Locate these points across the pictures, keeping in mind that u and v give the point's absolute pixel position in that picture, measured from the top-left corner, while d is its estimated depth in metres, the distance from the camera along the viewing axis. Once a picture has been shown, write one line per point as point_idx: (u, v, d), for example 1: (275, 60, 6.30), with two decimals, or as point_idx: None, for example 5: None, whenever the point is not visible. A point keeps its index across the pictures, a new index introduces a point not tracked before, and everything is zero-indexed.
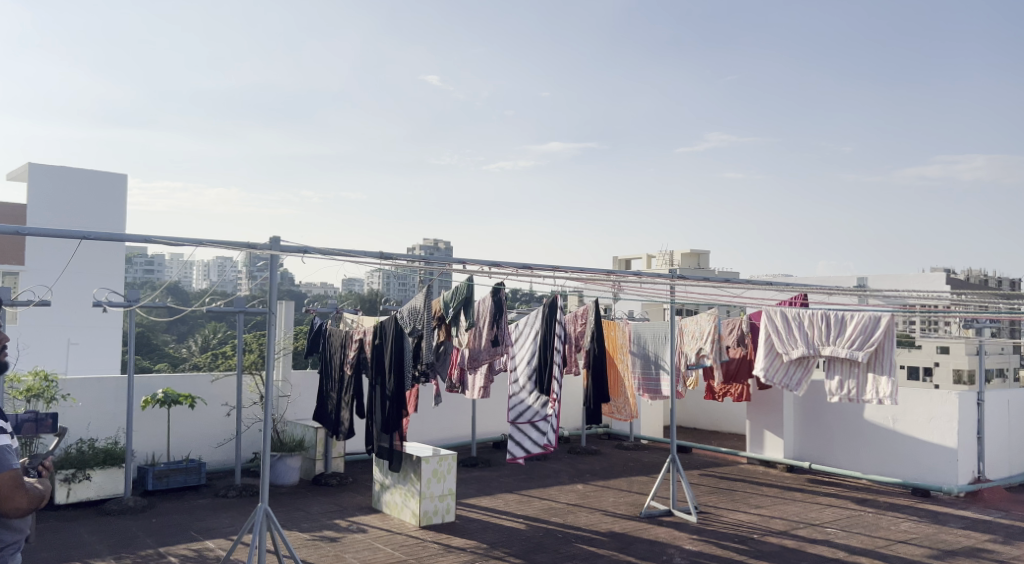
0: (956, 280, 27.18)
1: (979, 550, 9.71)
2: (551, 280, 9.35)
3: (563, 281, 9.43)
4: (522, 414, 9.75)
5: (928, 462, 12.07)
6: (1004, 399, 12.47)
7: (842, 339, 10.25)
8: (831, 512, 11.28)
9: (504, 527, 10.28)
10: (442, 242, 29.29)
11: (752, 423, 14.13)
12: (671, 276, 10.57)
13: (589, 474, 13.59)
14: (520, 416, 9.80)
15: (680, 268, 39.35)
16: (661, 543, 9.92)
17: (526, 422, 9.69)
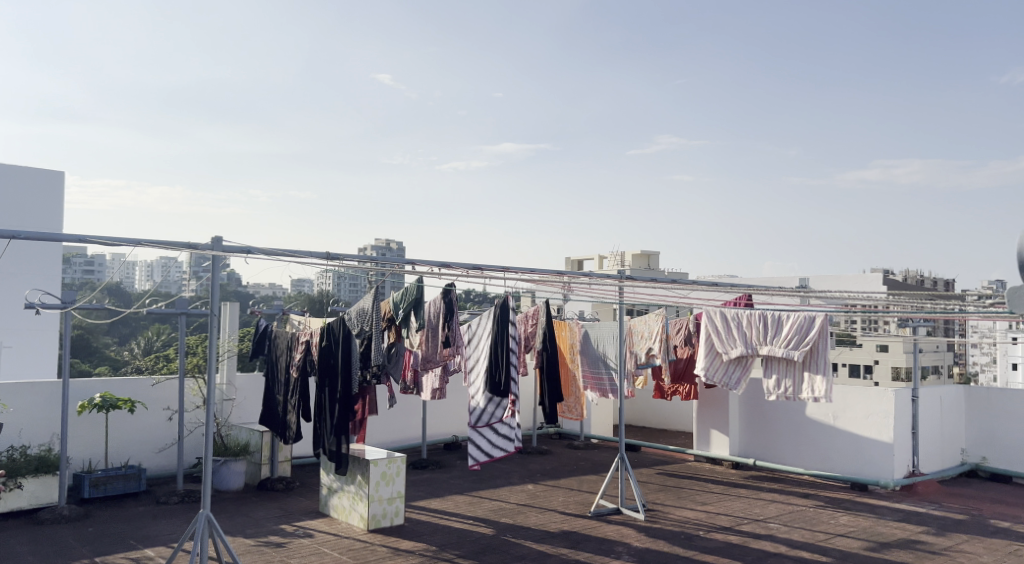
0: (896, 281, 27.98)
1: (913, 542, 10.02)
2: (502, 281, 9.37)
3: (514, 282, 9.46)
4: (482, 418, 9.74)
5: (865, 457, 12.41)
6: (937, 395, 12.88)
7: (779, 338, 10.50)
8: (775, 507, 11.52)
9: (454, 528, 10.28)
10: (392, 243, 29.19)
11: (698, 421, 14.34)
12: (620, 277, 10.67)
13: (539, 474, 13.67)
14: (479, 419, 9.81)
15: (629, 269, 39.79)
16: (609, 541, 10.03)
17: (484, 426, 9.73)
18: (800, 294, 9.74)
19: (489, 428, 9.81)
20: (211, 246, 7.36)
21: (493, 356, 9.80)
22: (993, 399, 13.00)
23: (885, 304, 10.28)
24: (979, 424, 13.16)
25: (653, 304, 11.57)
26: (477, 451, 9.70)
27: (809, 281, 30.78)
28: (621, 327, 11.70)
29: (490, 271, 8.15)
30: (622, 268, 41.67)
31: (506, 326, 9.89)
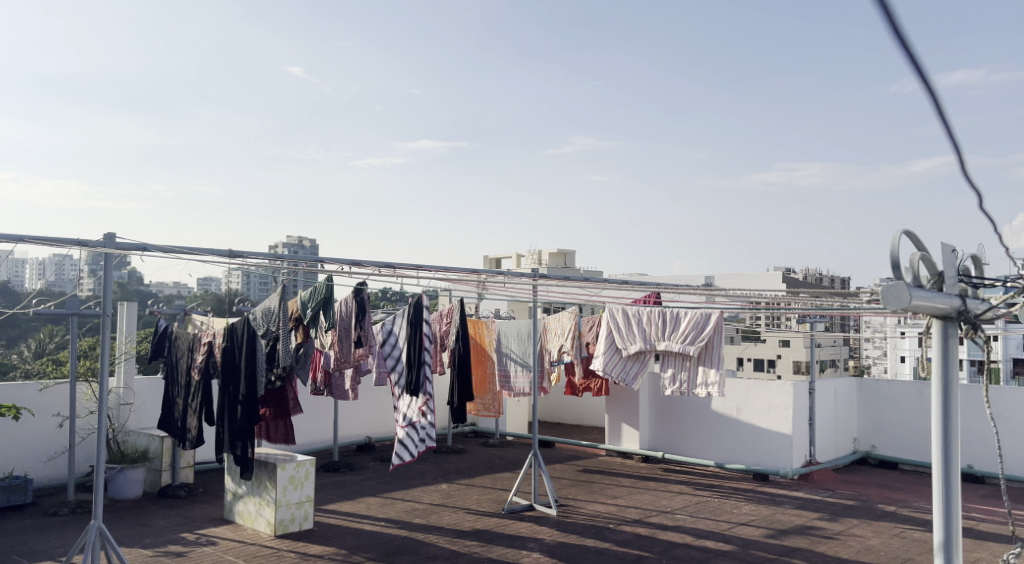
0: (797, 280, 29.03)
1: (808, 527, 10.45)
2: (416, 281, 9.35)
3: (428, 282, 9.44)
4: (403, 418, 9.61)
5: (766, 448, 12.88)
6: (832, 388, 13.46)
7: (677, 334, 10.84)
8: (681, 499, 11.83)
9: (365, 531, 10.18)
10: (304, 241, 28.78)
11: (610, 417, 14.57)
12: (533, 276, 10.76)
13: (453, 473, 13.67)
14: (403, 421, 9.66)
15: (543, 268, 40.19)
16: (521, 538, 10.10)
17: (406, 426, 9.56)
18: (703, 290, 10.02)
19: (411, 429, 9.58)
20: (103, 243, 7.10)
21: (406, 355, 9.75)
22: (882, 391, 13.66)
23: (784, 300, 10.68)
24: (870, 415, 13.80)
25: (569, 303, 11.59)
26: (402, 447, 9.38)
27: (716, 279, 31.79)
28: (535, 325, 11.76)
29: (405, 269, 8.09)
30: (538, 267, 42.02)
31: (420, 322, 9.90)
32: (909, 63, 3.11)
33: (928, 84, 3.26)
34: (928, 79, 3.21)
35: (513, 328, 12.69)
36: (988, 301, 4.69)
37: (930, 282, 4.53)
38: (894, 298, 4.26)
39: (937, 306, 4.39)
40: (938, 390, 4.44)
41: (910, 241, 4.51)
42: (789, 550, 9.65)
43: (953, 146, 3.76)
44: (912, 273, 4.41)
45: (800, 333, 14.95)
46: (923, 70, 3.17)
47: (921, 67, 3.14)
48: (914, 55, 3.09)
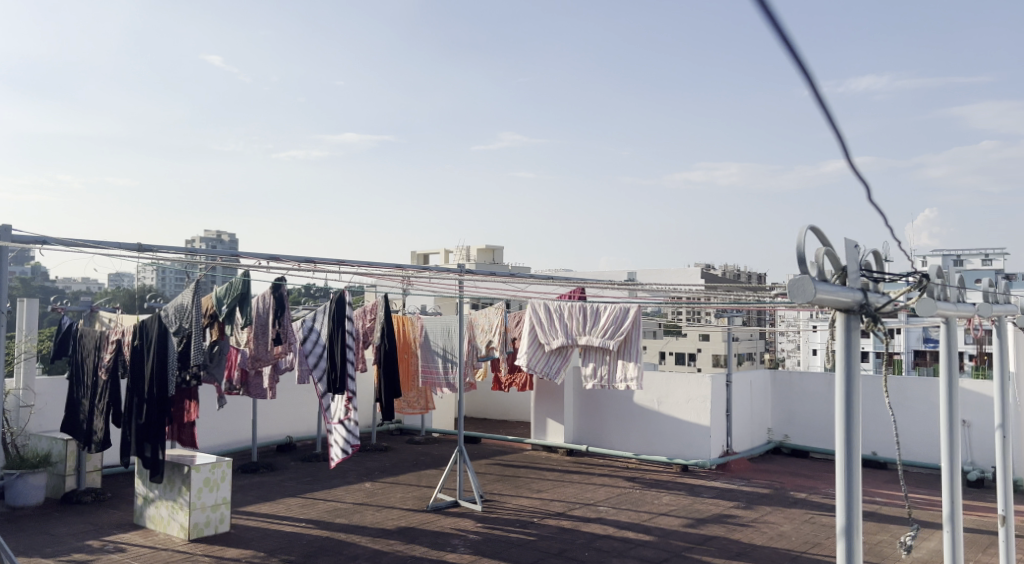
0: (716, 276, 29.67)
1: (725, 516, 10.69)
2: (340, 278, 9.19)
3: (352, 279, 9.28)
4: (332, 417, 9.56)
5: (685, 439, 13.13)
6: (748, 380, 13.81)
7: (597, 328, 10.94)
8: (604, 491, 11.96)
9: (285, 532, 9.97)
10: (223, 235, 28.11)
11: (536, 412, 14.61)
12: (459, 271, 10.71)
13: (377, 471, 13.52)
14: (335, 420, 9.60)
15: (470, 264, 40.18)
16: (444, 535, 10.04)
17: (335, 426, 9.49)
18: (624, 285, 10.12)
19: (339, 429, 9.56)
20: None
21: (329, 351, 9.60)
22: (794, 382, 14.08)
23: (704, 295, 10.87)
24: (783, 405, 14.21)
25: (495, 299, 11.56)
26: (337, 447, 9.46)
27: (638, 274, 32.40)
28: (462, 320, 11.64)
29: (325, 265, 7.93)
30: (466, 263, 41.97)
31: (343, 318, 9.69)
32: (796, 68, 3.16)
33: (815, 88, 3.32)
34: (818, 85, 3.28)
35: (441, 323, 12.70)
36: (888, 295, 4.86)
37: (835, 278, 4.65)
38: (800, 292, 4.37)
39: (841, 299, 4.53)
40: (840, 381, 4.58)
41: (815, 237, 4.63)
42: (706, 538, 9.86)
43: (840, 147, 3.84)
44: (817, 268, 4.53)
45: (719, 327, 15.28)
46: (809, 75, 3.22)
47: (811, 73, 3.22)
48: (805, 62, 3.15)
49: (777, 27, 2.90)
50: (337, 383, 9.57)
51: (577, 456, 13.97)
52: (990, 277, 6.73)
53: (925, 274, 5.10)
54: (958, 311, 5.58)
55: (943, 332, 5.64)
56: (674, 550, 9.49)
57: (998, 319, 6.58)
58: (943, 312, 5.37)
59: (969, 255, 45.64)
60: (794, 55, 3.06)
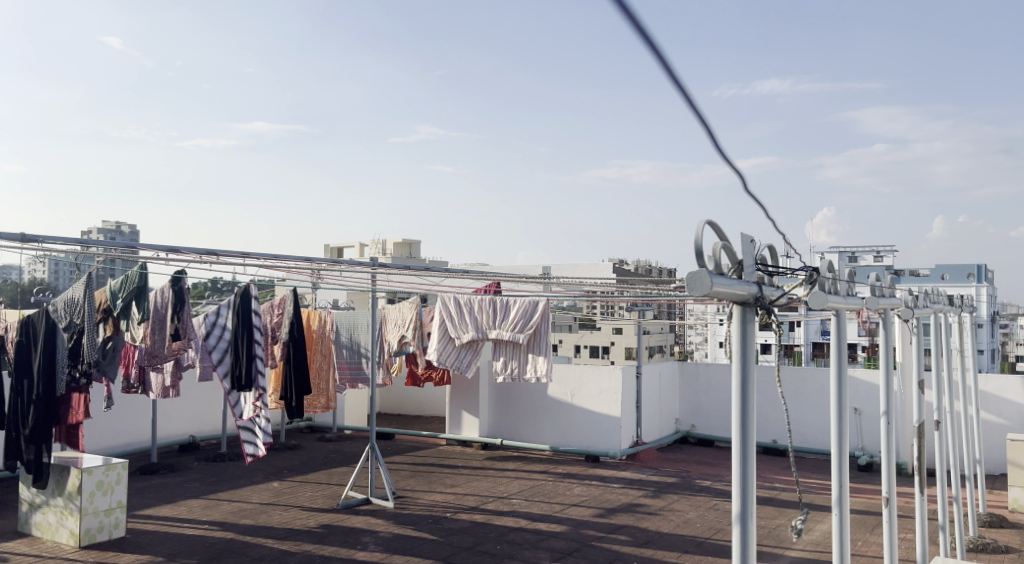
0: (627, 270, 30.05)
1: (634, 505, 10.84)
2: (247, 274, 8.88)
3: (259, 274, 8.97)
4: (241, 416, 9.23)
5: (597, 431, 13.26)
6: (657, 371, 14.04)
7: (507, 322, 10.95)
8: (517, 484, 11.96)
9: (187, 536, 9.60)
10: (124, 226, 27.03)
11: (451, 405, 14.44)
12: (372, 265, 10.46)
13: (286, 470, 13.19)
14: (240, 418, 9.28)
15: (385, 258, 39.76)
16: (354, 533, 9.85)
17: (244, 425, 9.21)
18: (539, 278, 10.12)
19: (246, 428, 9.32)
20: None
21: (237, 350, 9.23)
22: (701, 374, 14.38)
23: (616, 289, 10.95)
24: (691, 396, 14.51)
25: (409, 293, 11.34)
26: (247, 447, 9.20)
27: (552, 269, 32.64)
28: (374, 315, 11.41)
29: (227, 259, 7.66)
30: (381, 257, 41.51)
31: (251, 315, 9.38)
32: (673, 84, 3.13)
33: (692, 104, 3.31)
34: (693, 103, 3.28)
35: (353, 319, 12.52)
36: (782, 288, 4.96)
37: (731, 271, 4.72)
38: (697, 285, 4.41)
39: (737, 292, 4.59)
40: (738, 371, 4.62)
41: (713, 231, 4.66)
42: (616, 527, 9.96)
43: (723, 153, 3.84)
44: (714, 262, 4.58)
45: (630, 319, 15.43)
46: (683, 90, 3.20)
47: (685, 93, 3.20)
48: (680, 81, 3.14)
49: (653, 44, 2.86)
50: (243, 380, 9.18)
51: (491, 450, 13.98)
52: (877, 272, 6.99)
53: (815, 268, 5.27)
54: (847, 303, 5.76)
55: (832, 323, 5.80)
56: (585, 540, 9.55)
57: (884, 312, 6.84)
58: (833, 305, 5.53)
59: (862, 250, 47.66)
60: (667, 70, 3.02)
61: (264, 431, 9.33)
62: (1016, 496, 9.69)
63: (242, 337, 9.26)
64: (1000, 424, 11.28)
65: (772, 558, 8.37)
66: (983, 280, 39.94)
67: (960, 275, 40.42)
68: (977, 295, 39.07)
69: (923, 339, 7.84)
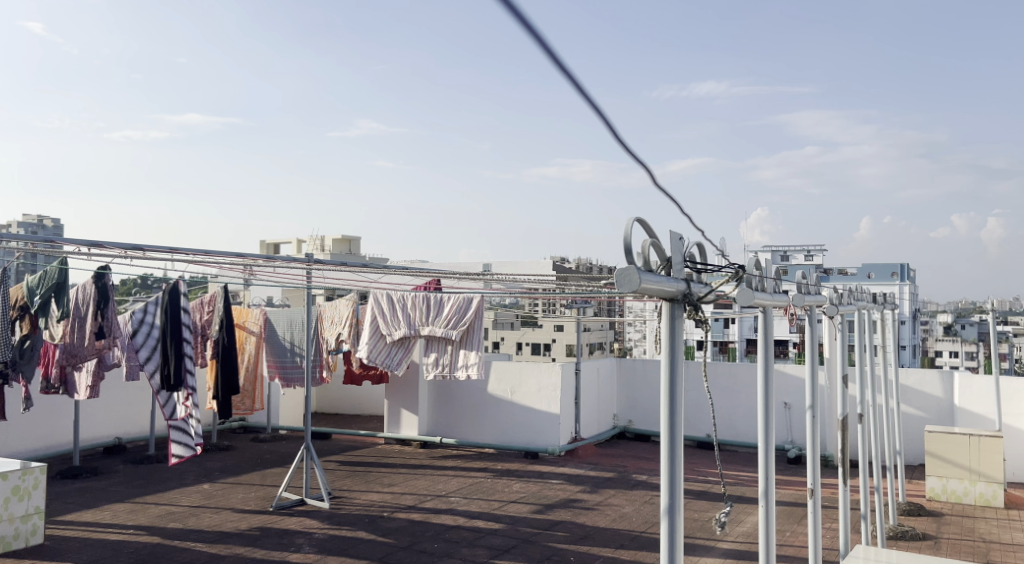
0: (567, 268, 30.22)
1: (572, 500, 10.87)
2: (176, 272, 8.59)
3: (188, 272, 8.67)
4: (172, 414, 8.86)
5: (536, 427, 13.28)
6: (595, 367, 14.12)
7: (440, 319, 10.92)
8: (456, 482, 11.87)
9: (110, 541, 9.26)
10: (48, 222, 26.08)
11: (389, 403, 14.14)
12: (308, 260, 10.11)
13: (217, 472, 12.86)
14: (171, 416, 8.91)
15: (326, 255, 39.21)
16: (288, 535, 9.63)
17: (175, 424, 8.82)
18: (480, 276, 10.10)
19: (179, 428, 8.87)
20: None
21: (167, 348, 8.91)
22: (638, 369, 14.51)
23: (556, 287, 10.94)
24: (627, 391, 14.63)
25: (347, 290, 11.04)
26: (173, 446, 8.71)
27: (493, 266, 32.63)
28: (310, 313, 11.11)
29: (152, 257, 7.39)
30: (320, 254, 40.94)
31: (181, 313, 9.06)
32: (557, 66, 3.29)
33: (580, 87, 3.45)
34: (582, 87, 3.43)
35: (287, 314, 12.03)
36: (709, 285, 5.01)
37: (659, 268, 4.70)
38: (625, 282, 4.40)
39: (665, 289, 4.60)
40: (665, 366, 4.64)
41: (641, 228, 4.66)
42: (553, 523, 9.97)
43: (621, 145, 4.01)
44: (642, 258, 4.58)
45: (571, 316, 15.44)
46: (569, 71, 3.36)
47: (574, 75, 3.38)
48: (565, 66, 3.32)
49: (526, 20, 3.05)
50: (172, 379, 8.91)
51: (431, 448, 13.78)
52: (803, 270, 7.15)
53: (741, 265, 5.34)
54: (774, 301, 5.84)
55: (760, 319, 5.87)
56: (522, 537, 9.53)
57: (810, 310, 6.96)
58: (761, 302, 5.60)
59: (793, 250, 48.83)
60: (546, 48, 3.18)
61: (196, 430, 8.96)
62: (933, 485, 10.00)
63: (172, 335, 8.95)
64: (919, 416, 11.64)
65: (705, 551, 8.48)
66: (906, 278, 41.33)
67: (885, 273, 41.75)
68: (900, 293, 40.49)
69: (847, 335, 8.03)
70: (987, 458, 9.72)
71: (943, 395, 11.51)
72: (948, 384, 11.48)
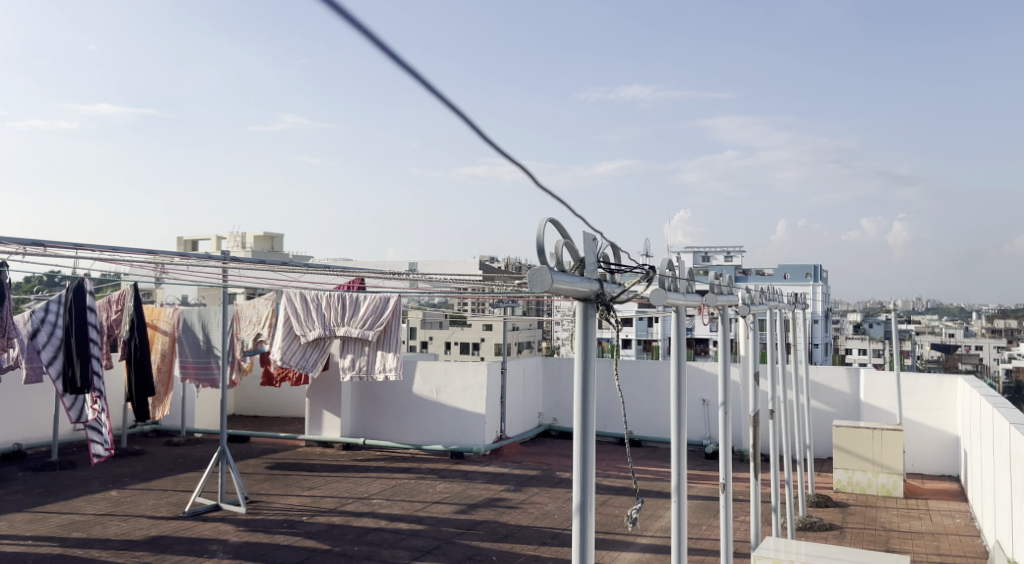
0: (493, 268, 30.24)
1: (496, 499, 10.85)
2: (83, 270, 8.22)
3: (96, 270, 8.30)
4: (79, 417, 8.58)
5: (461, 426, 13.23)
6: (521, 366, 14.15)
7: (356, 319, 10.78)
8: (378, 484, 11.72)
9: (8, 553, 8.82)
10: None
11: (310, 404, 13.85)
12: (223, 257, 9.84)
13: (127, 477, 12.38)
14: (80, 416, 8.64)
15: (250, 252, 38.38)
16: (201, 542, 9.35)
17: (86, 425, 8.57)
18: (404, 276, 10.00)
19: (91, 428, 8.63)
20: None
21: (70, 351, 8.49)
22: (563, 368, 14.61)
23: (479, 287, 10.87)
24: (552, 390, 14.71)
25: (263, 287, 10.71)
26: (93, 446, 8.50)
27: (419, 265, 32.45)
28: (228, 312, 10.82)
29: (56, 252, 7.11)
30: (242, 252, 40.02)
31: (85, 313, 8.60)
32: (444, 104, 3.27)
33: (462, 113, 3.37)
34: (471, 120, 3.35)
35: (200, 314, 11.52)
36: (623, 285, 5.06)
37: (573, 268, 4.73)
38: (538, 281, 4.39)
39: (578, 289, 4.61)
40: (578, 364, 4.66)
41: (555, 228, 4.65)
42: (476, 523, 9.93)
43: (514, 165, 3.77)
44: (555, 259, 4.57)
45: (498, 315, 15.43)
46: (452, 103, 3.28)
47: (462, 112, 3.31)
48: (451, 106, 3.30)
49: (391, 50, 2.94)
50: (77, 383, 8.49)
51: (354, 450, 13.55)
52: (717, 270, 7.26)
53: (651, 266, 5.41)
54: (685, 301, 5.92)
55: (672, 319, 5.97)
56: (444, 537, 9.46)
57: (722, 310, 7.12)
58: (673, 302, 5.65)
59: (714, 251, 50.01)
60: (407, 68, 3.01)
61: (103, 429, 8.75)
62: (839, 477, 10.35)
63: (76, 337, 8.51)
64: (827, 411, 12.03)
65: (624, 546, 8.58)
66: (819, 279, 42.80)
67: (800, 274, 43.09)
68: (813, 293, 41.96)
69: (758, 333, 8.24)
70: (890, 451, 10.11)
71: (851, 390, 11.93)
72: (855, 380, 11.91)
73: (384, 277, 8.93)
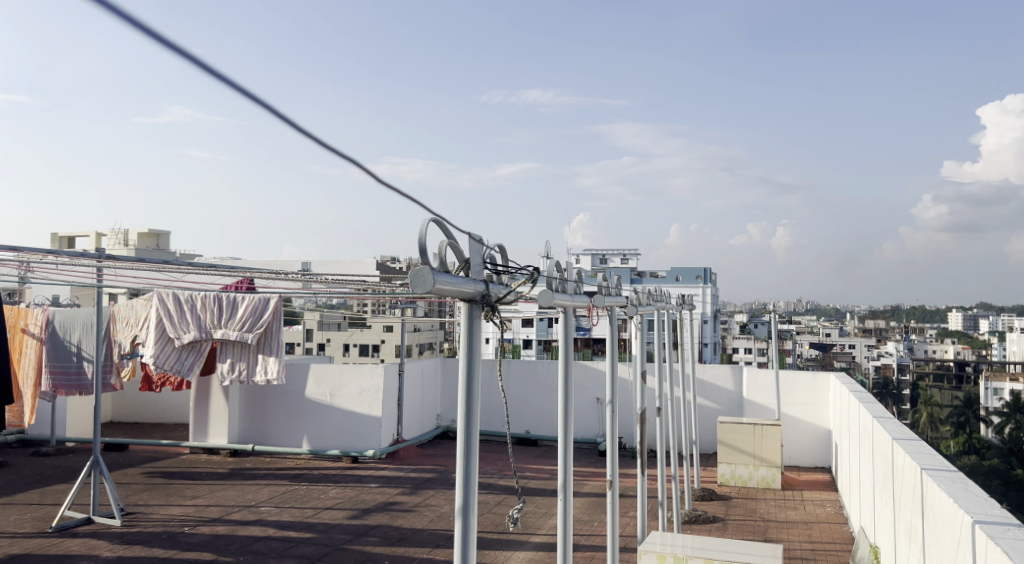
0: (391, 268, 29.88)
1: (389, 503, 10.68)
2: None
3: None
4: None
5: (356, 430, 12.98)
6: (418, 367, 14.00)
7: (234, 321, 10.52)
8: (266, 491, 11.35)
9: None
10: None
11: (195, 409, 13.24)
12: (96, 256, 9.28)
13: None
14: None
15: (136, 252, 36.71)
16: (71, 558, 8.82)
17: None
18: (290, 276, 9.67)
19: None
20: None
21: None
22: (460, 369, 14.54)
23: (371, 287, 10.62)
24: (448, 391, 14.62)
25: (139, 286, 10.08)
26: None
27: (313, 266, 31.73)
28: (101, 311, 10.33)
29: None
30: (123, 251, 38.11)
31: None
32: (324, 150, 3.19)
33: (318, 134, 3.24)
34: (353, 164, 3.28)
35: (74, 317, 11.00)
36: (508, 286, 5.08)
37: (457, 269, 4.65)
38: (419, 282, 4.29)
39: (461, 289, 4.57)
40: (462, 363, 4.60)
41: (439, 229, 4.57)
42: (368, 528, 9.75)
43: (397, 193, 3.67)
44: (438, 259, 4.51)
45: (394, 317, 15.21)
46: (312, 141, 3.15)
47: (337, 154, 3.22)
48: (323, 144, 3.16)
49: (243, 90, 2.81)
50: None
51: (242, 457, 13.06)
52: (606, 273, 7.32)
53: (534, 267, 5.43)
54: (573, 302, 5.95)
55: (562, 320, 5.99)
56: (335, 544, 9.25)
57: (610, 310, 7.20)
58: (560, 303, 5.65)
59: (609, 253, 51.02)
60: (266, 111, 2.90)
61: None
62: (724, 472, 10.69)
63: None
64: (713, 408, 12.42)
65: (518, 546, 8.59)
66: (709, 281, 44.29)
67: (690, 277, 44.46)
68: (703, 294, 43.38)
69: (646, 333, 8.37)
70: (770, 445, 10.51)
71: (734, 388, 12.35)
72: (739, 378, 12.32)
73: (270, 277, 8.49)
